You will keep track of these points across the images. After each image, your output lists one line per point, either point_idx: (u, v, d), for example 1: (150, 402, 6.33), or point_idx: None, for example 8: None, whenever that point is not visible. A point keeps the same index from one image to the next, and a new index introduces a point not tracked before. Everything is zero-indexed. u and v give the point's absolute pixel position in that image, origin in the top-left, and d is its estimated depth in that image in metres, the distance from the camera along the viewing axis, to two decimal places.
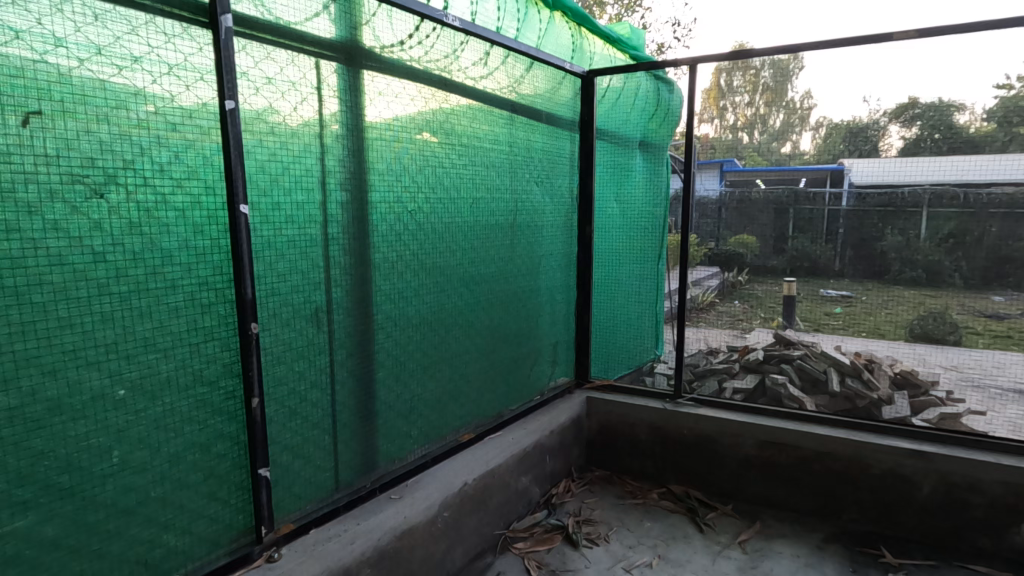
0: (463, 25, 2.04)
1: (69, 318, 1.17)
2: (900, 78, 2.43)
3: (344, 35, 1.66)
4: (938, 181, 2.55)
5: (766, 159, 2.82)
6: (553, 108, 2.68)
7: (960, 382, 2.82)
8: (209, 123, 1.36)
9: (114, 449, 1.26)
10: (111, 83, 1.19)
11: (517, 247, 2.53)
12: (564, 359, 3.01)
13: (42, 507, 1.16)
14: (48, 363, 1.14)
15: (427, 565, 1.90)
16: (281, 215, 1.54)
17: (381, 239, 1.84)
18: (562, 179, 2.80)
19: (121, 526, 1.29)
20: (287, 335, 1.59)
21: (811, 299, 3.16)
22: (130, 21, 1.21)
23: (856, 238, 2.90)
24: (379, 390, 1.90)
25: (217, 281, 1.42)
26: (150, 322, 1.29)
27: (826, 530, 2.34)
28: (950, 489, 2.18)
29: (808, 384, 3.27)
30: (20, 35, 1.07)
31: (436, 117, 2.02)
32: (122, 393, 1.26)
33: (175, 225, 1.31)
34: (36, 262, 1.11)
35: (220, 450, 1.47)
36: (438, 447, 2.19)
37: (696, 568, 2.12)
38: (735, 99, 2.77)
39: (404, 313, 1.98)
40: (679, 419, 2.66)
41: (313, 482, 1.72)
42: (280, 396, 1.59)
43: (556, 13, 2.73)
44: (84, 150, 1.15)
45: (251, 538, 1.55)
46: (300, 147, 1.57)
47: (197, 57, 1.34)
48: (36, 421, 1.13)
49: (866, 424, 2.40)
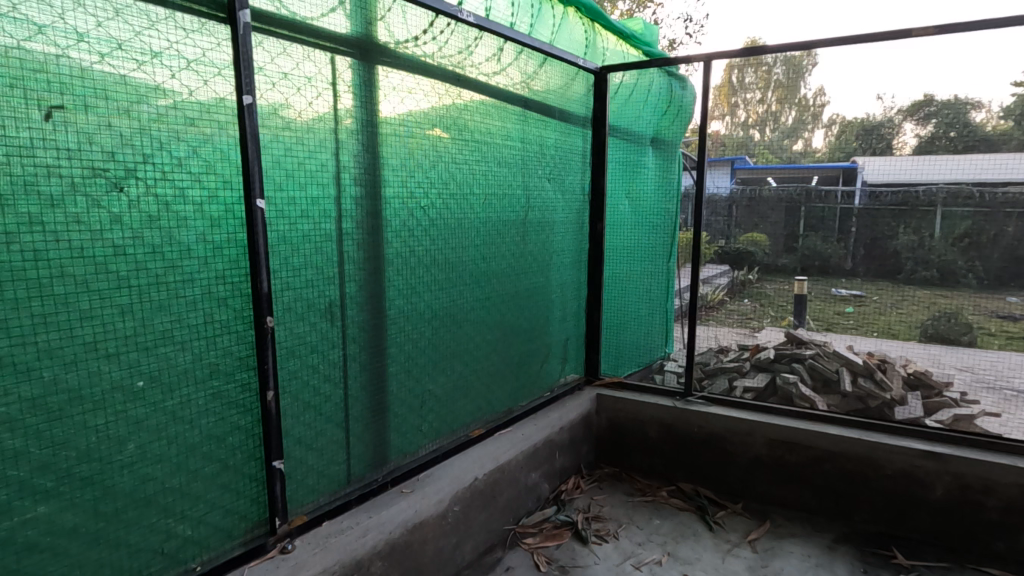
0: (477, 21, 2.04)
1: (90, 310, 1.18)
2: (914, 76, 2.39)
3: (359, 31, 1.67)
4: (953, 181, 2.52)
5: (777, 157, 2.84)
6: (566, 104, 2.67)
7: (974, 383, 2.75)
8: (227, 118, 1.37)
9: (132, 439, 1.28)
10: (132, 78, 1.20)
11: (528, 244, 2.53)
12: (574, 355, 3.01)
13: (62, 496, 1.18)
14: (70, 354, 1.16)
15: (436, 558, 1.91)
16: (296, 210, 1.55)
17: (394, 234, 1.85)
18: (574, 177, 2.80)
19: (138, 516, 1.30)
20: (301, 329, 1.60)
21: (823, 299, 3.30)
22: (150, 16, 1.22)
23: (867, 237, 2.96)
24: (391, 384, 1.91)
25: (234, 275, 1.43)
26: (168, 315, 1.31)
27: (837, 530, 2.33)
28: (964, 491, 2.16)
29: (819, 384, 3.19)
30: (43, 30, 1.08)
31: (449, 113, 2.02)
32: (140, 384, 1.28)
33: (193, 219, 1.33)
34: (58, 254, 1.12)
35: (235, 442, 1.49)
36: (449, 442, 2.20)
37: (705, 566, 2.12)
38: (746, 95, 2.73)
39: (416, 308, 1.99)
40: (689, 417, 2.66)
41: (325, 475, 1.73)
42: (294, 389, 1.61)
43: (570, 9, 2.72)
44: (105, 143, 1.17)
45: (264, 530, 1.57)
46: (315, 142, 1.58)
47: (214, 53, 1.35)
48: (57, 411, 1.15)
49: (879, 424, 2.38)
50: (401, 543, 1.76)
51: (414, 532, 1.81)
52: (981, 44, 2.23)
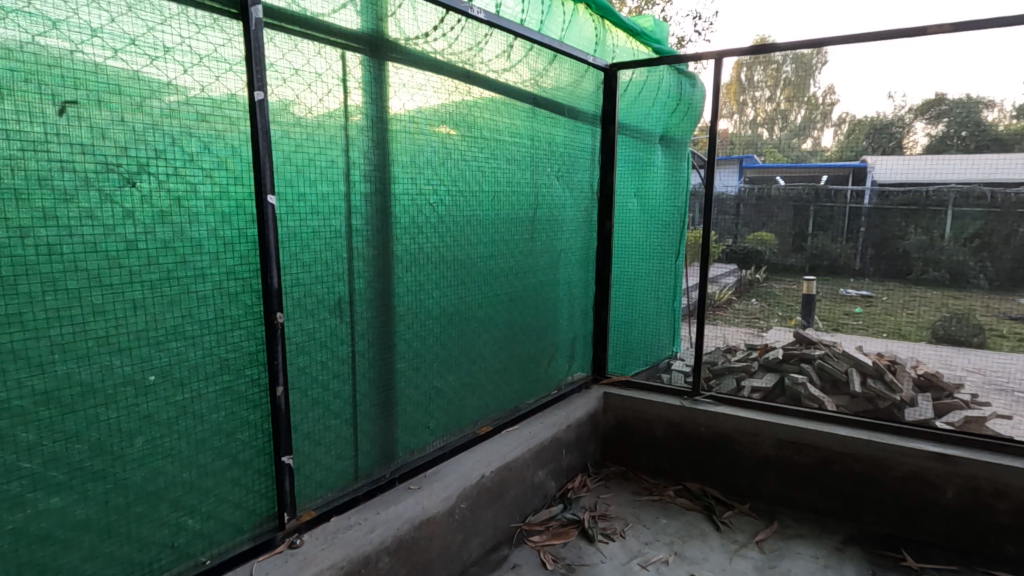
0: (487, 17, 2.03)
1: (102, 305, 1.18)
2: (925, 76, 2.36)
3: (370, 27, 1.66)
4: (966, 181, 2.52)
5: (786, 156, 2.81)
6: (575, 102, 2.66)
7: (985, 385, 2.72)
8: (238, 113, 1.37)
9: (142, 433, 1.28)
10: (144, 74, 1.20)
11: (537, 241, 2.52)
12: (581, 353, 3.00)
13: (74, 489, 1.19)
14: (83, 347, 1.17)
15: (443, 555, 1.91)
16: (306, 206, 1.55)
17: (403, 231, 1.85)
18: (583, 174, 2.79)
19: (148, 509, 1.31)
20: (311, 325, 1.60)
21: (829, 299, 3.27)
22: (162, 12, 1.23)
23: (877, 237, 2.94)
24: (399, 381, 1.91)
25: (245, 271, 1.43)
26: (179, 310, 1.31)
27: (845, 531, 2.32)
28: (975, 494, 2.14)
29: (828, 385, 3.14)
30: (57, 25, 1.08)
31: (458, 109, 2.01)
32: (152, 379, 1.28)
33: (204, 215, 1.33)
34: (71, 248, 1.13)
35: (244, 437, 1.49)
36: (457, 439, 2.20)
37: (712, 566, 2.11)
38: (754, 95, 2.68)
39: (425, 304, 1.99)
40: (696, 417, 2.65)
41: (333, 471, 1.74)
42: (303, 385, 1.61)
43: (580, 6, 2.70)
44: (118, 140, 1.17)
45: (273, 525, 1.58)
46: (325, 138, 1.58)
47: (226, 49, 1.35)
48: (70, 405, 1.16)
49: (888, 425, 2.36)
50: (408, 539, 1.77)
51: (421, 528, 1.82)
52: (984, 44, 2.18)
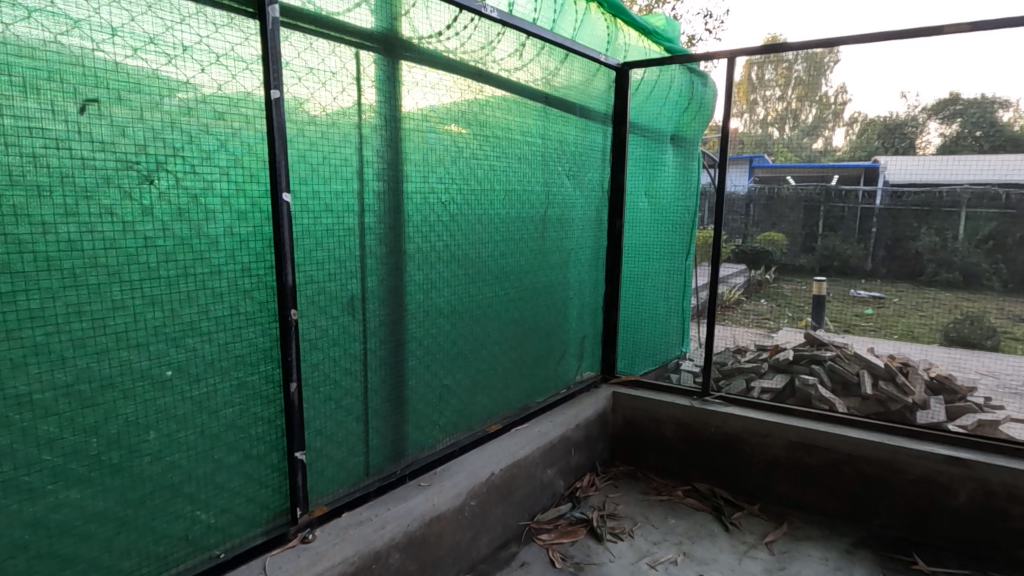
0: (500, 16, 2.04)
1: (122, 300, 1.20)
2: (939, 76, 2.35)
3: (384, 26, 1.67)
4: (979, 181, 2.46)
5: (797, 155, 2.77)
6: (587, 101, 2.66)
7: (998, 390, 2.71)
8: (255, 112, 1.38)
9: (158, 428, 1.30)
10: (163, 73, 1.22)
11: (547, 240, 2.52)
12: (591, 352, 3.00)
13: (93, 481, 1.21)
14: (102, 343, 1.18)
15: (453, 551, 1.93)
16: (320, 204, 1.56)
17: (415, 229, 1.86)
18: (593, 173, 2.78)
19: (164, 502, 1.33)
20: (324, 322, 1.62)
21: (840, 300, 3.19)
22: (180, 12, 1.24)
23: (889, 237, 2.92)
24: (410, 378, 1.93)
25: (259, 267, 1.44)
26: (195, 306, 1.32)
27: (856, 534, 2.31)
28: (989, 498, 2.12)
29: (839, 386, 3.18)
30: (78, 24, 1.10)
31: (469, 108, 2.02)
32: (168, 374, 1.30)
33: (220, 212, 1.34)
34: (93, 244, 1.14)
35: (258, 433, 1.51)
36: (467, 436, 2.21)
37: (721, 567, 2.11)
38: (765, 93, 2.59)
39: (435, 303, 2.00)
40: (706, 417, 2.64)
41: (345, 467, 1.75)
42: (315, 382, 1.62)
43: (592, 5, 2.70)
44: (137, 138, 1.18)
45: (286, 520, 1.59)
46: (339, 136, 1.59)
47: (242, 47, 1.36)
48: (90, 398, 1.18)
49: (901, 428, 2.35)
50: (418, 536, 1.78)
51: (431, 525, 1.83)
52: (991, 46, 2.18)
